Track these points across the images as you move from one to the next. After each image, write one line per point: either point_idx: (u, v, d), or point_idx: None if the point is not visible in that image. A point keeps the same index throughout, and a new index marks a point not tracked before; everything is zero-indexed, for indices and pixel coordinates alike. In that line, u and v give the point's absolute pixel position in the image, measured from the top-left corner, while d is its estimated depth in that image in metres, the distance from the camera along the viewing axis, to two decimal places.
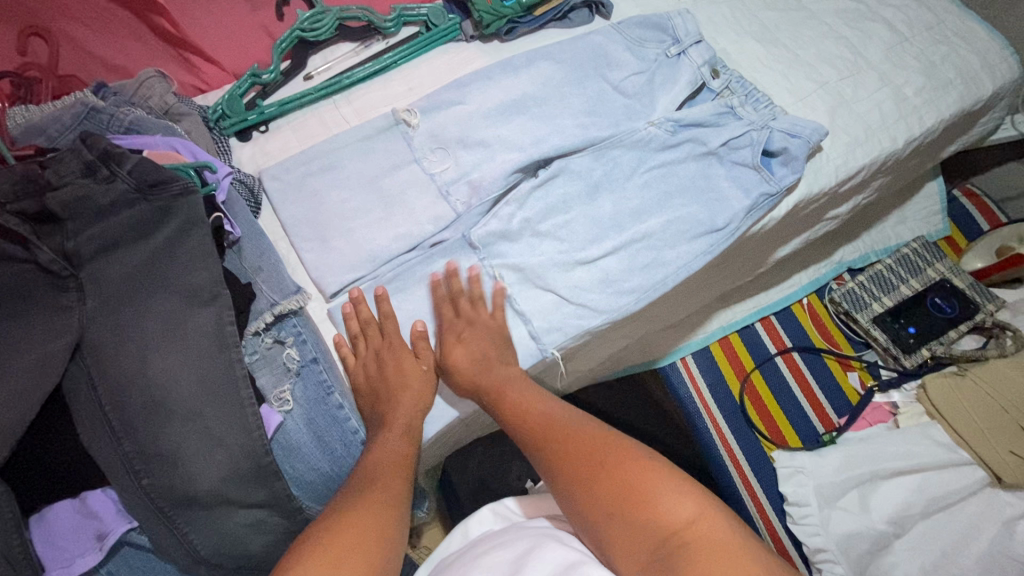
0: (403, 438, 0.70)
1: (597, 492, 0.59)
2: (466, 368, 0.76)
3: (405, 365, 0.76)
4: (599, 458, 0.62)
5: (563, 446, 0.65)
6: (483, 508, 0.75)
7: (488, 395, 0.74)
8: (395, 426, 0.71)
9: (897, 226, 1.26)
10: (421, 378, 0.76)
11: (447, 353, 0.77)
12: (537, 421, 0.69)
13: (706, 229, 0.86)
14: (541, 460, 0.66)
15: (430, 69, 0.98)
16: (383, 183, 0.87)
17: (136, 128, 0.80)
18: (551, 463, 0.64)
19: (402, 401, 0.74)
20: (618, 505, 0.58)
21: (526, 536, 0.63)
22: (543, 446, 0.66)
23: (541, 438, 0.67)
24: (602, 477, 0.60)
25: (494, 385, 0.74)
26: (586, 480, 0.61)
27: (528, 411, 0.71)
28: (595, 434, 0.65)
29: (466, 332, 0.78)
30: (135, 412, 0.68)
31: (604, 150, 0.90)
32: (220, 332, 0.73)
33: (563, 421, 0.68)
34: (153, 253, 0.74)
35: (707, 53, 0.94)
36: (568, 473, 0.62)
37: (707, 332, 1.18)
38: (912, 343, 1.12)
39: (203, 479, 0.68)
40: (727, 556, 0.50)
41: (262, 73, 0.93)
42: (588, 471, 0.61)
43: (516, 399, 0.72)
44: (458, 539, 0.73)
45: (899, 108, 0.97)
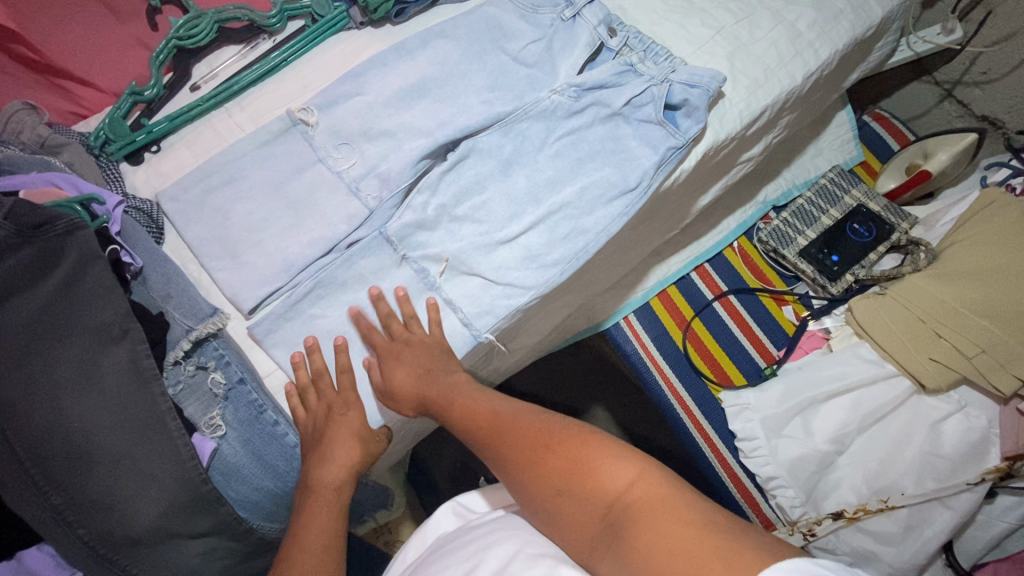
0: (328, 509, 0.67)
1: (542, 476, 0.61)
2: (407, 387, 0.75)
3: (348, 420, 0.73)
4: (541, 444, 0.63)
5: (507, 439, 0.66)
6: (439, 510, 0.74)
7: (436, 405, 0.73)
8: (322, 492, 0.69)
9: (815, 158, 1.30)
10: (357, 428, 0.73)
11: (387, 372, 0.76)
12: (481, 419, 0.69)
13: (620, 191, 0.87)
14: (489, 457, 0.66)
15: (323, 63, 0.94)
16: (290, 189, 0.84)
17: (8, 167, 0.77)
18: (497, 459, 0.65)
19: (333, 460, 0.70)
20: (562, 483, 0.59)
21: (476, 535, 0.64)
22: (488, 445, 0.67)
23: (487, 436, 0.67)
24: (545, 461, 0.61)
25: (439, 398, 0.73)
26: (531, 468, 0.62)
27: (473, 413, 0.70)
28: (535, 423, 0.66)
29: (403, 348, 0.77)
30: (59, 463, 0.66)
31: (511, 124, 0.89)
32: (137, 367, 0.70)
33: (505, 415, 0.68)
34: (51, 296, 0.70)
35: (601, 12, 0.93)
36: (514, 464, 0.63)
37: (646, 288, 1.21)
38: (837, 270, 1.16)
39: (143, 518, 0.67)
40: (660, 505, 0.51)
41: (144, 90, 0.87)
42: (532, 458, 0.62)
43: (459, 402, 0.72)
44: (416, 544, 0.73)
45: (794, 44, 0.98)
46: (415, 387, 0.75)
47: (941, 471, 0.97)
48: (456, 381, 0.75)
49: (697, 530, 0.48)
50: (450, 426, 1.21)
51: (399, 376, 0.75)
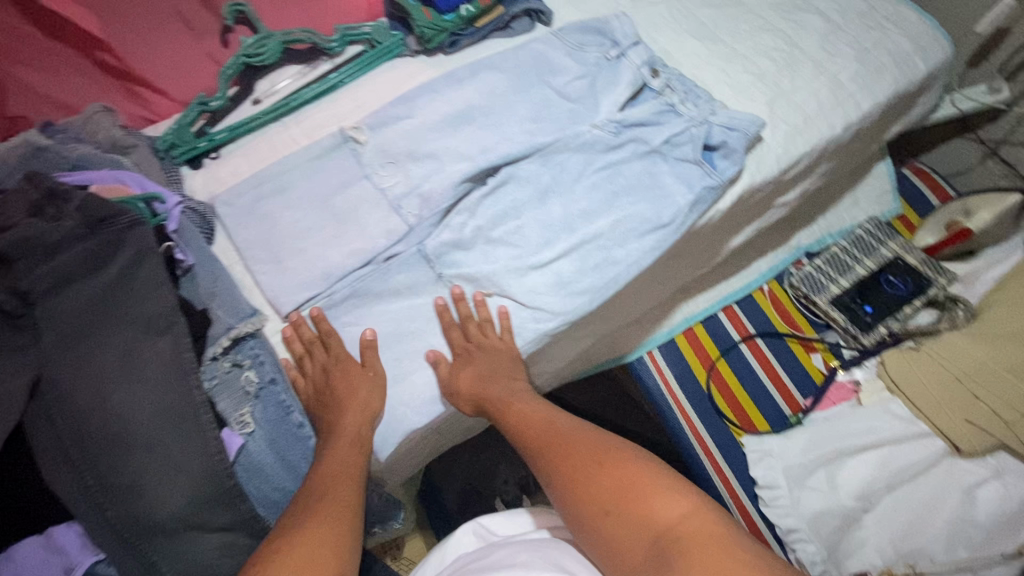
0: (348, 447, 0.72)
1: (594, 494, 0.61)
2: (469, 386, 0.78)
3: (351, 375, 0.77)
4: (595, 461, 0.64)
5: (564, 451, 0.67)
6: (461, 528, 0.74)
7: (494, 406, 0.78)
8: (344, 435, 0.73)
9: (851, 208, 1.30)
10: (366, 387, 0.77)
11: (456, 373, 0.80)
12: (541, 429, 0.71)
13: (653, 226, 0.88)
14: (542, 467, 0.68)
15: (376, 86, 1.00)
16: (336, 202, 0.88)
17: (83, 164, 0.81)
18: (548, 469, 0.67)
19: (349, 404, 0.75)
20: (614, 505, 0.59)
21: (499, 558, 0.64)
22: (541, 453, 0.69)
23: (544, 445, 0.69)
24: (599, 478, 0.62)
25: (503, 399, 0.78)
26: (583, 484, 0.62)
27: (531, 422, 0.73)
28: (591, 441, 0.67)
29: (475, 354, 0.80)
30: (97, 445, 0.69)
31: (550, 154, 0.92)
32: (178, 359, 0.74)
33: (563, 428, 0.70)
34: (108, 286, 0.75)
35: (646, 54, 0.97)
36: (567, 476, 0.64)
37: (672, 324, 1.21)
38: (870, 322, 1.14)
39: (167, 506, 0.69)
40: (717, 544, 0.52)
41: (210, 100, 0.94)
42: (587, 472, 0.63)
43: (520, 411, 0.76)
44: (436, 561, 0.73)
45: (836, 95, 1.00)
46: (476, 390, 0.78)
47: (975, 540, 0.89)
48: (514, 393, 0.79)
49: (754, 573, 0.49)
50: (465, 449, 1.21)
51: (464, 375, 0.79)
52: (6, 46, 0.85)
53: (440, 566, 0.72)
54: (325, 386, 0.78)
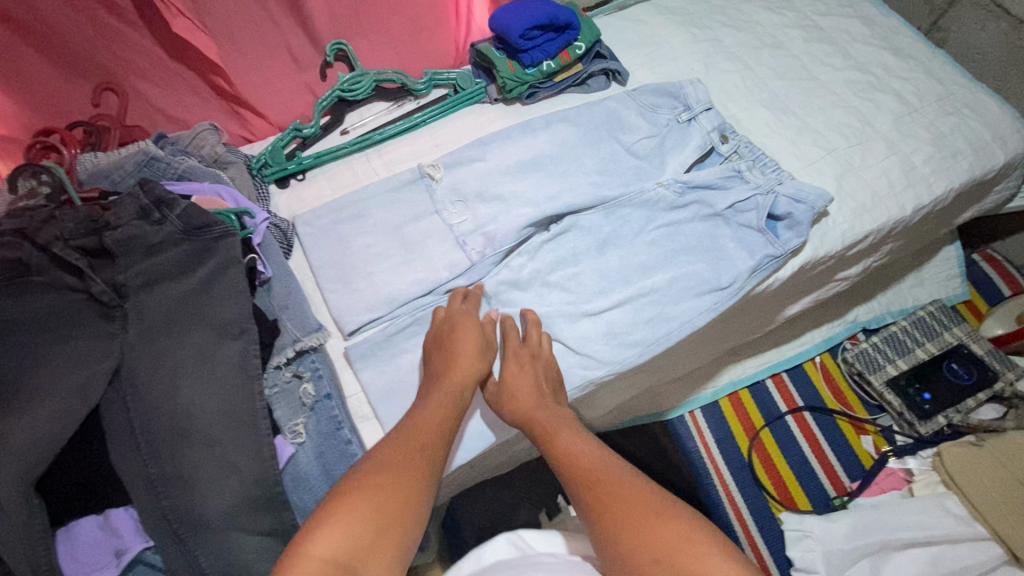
0: (444, 403, 0.73)
1: (643, 540, 0.56)
2: (529, 399, 0.77)
3: (469, 324, 0.81)
4: (646, 512, 0.59)
5: (611, 492, 0.62)
6: (498, 536, 0.74)
7: (540, 428, 0.74)
8: (451, 385, 0.75)
9: (914, 288, 1.26)
10: (475, 334, 0.81)
11: (507, 375, 0.79)
12: (588, 465, 0.67)
13: (710, 287, 0.89)
14: (585, 505, 0.63)
15: (455, 128, 1.06)
16: (406, 232, 0.94)
17: (188, 176, 0.89)
18: (593, 508, 0.62)
19: (466, 355, 0.78)
20: (666, 554, 0.55)
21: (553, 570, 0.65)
22: (587, 489, 0.64)
23: (591, 482, 0.64)
24: (651, 526, 0.57)
25: (546, 424, 0.74)
26: (632, 530, 0.58)
27: (575, 455, 0.69)
28: (642, 491, 0.62)
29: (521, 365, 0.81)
30: (162, 436, 0.74)
31: (613, 208, 0.95)
32: (244, 364, 0.79)
33: (612, 467, 0.66)
34: (192, 288, 0.81)
35: (716, 120, 0.99)
36: (614, 514, 0.60)
37: (717, 386, 1.18)
38: (928, 410, 1.10)
39: (216, 504, 0.72)
40: None
41: (304, 128, 1.02)
42: (636, 517, 0.58)
43: (565, 442, 0.71)
44: (470, 563, 0.72)
45: (907, 176, 1.00)
46: (528, 406, 0.76)
47: None
48: (564, 418, 0.76)
49: None
50: (488, 484, 1.21)
51: (521, 393, 0.78)
52: (137, 64, 0.95)
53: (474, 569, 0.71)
54: (445, 336, 0.81)
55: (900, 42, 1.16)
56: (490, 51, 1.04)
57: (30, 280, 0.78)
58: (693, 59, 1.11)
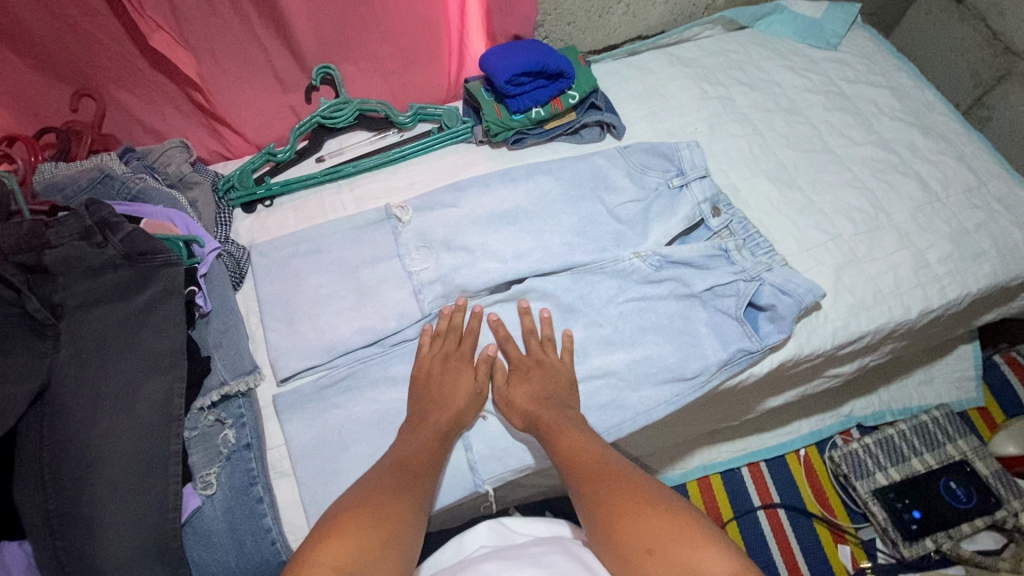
0: (432, 441, 0.73)
1: (639, 530, 0.59)
2: (525, 402, 0.76)
3: (461, 377, 0.78)
4: (644, 504, 0.62)
5: (611, 486, 0.65)
6: (481, 522, 0.75)
7: (542, 425, 0.74)
8: (428, 428, 0.74)
9: (921, 385, 1.15)
10: (470, 391, 0.78)
11: (510, 388, 0.79)
12: (588, 460, 0.68)
13: (674, 376, 0.81)
14: (585, 496, 0.65)
15: (434, 167, 1.01)
16: (362, 275, 0.89)
17: (143, 197, 0.86)
18: (590, 500, 0.65)
19: (451, 405, 0.76)
20: (658, 544, 0.58)
21: (537, 555, 0.65)
22: (588, 483, 0.66)
23: (592, 476, 0.67)
24: (646, 518, 0.60)
25: (553, 423, 0.73)
26: (629, 522, 0.60)
27: (578, 448, 0.70)
28: (641, 485, 0.64)
29: (532, 370, 0.79)
30: (68, 472, 0.71)
31: (584, 274, 0.88)
32: (167, 403, 0.76)
33: (613, 462, 0.68)
34: (127, 316, 0.78)
35: (710, 190, 0.92)
36: (609, 507, 0.63)
37: (687, 467, 1.09)
38: (915, 530, 0.99)
39: (109, 552, 0.69)
40: None
41: (277, 153, 0.98)
42: (632, 510, 0.61)
43: (567, 435, 0.72)
44: (451, 551, 0.73)
45: (917, 274, 0.90)
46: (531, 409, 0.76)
47: None
48: (568, 416, 0.75)
49: None
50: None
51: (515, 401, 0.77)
52: (115, 72, 0.92)
53: (455, 556, 0.72)
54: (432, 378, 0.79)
55: (933, 120, 1.06)
56: (478, 91, 0.99)
57: None
58: (698, 118, 1.04)
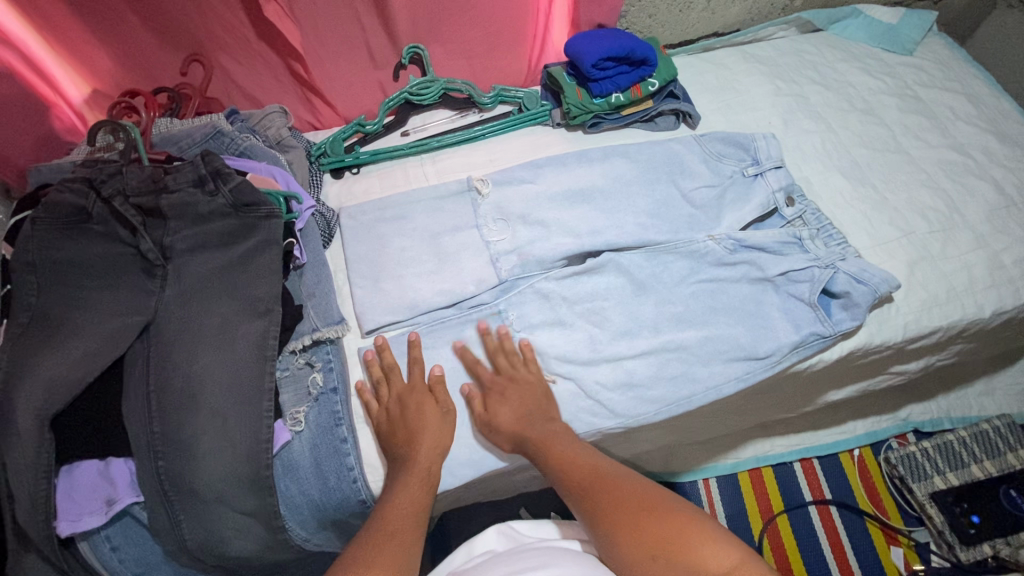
0: (420, 485, 0.71)
1: (640, 537, 0.61)
2: (510, 424, 0.77)
3: (426, 407, 0.78)
4: (641, 510, 0.64)
5: (607, 496, 0.66)
6: (490, 528, 0.78)
7: (535, 442, 0.75)
8: (416, 471, 0.73)
9: (981, 395, 1.14)
10: (437, 419, 0.77)
11: (491, 412, 0.78)
12: (581, 471, 0.70)
13: (745, 355, 0.83)
14: (584, 508, 0.67)
15: (512, 146, 1.06)
16: (443, 241, 0.94)
17: (248, 154, 0.93)
18: (589, 511, 0.66)
19: (422, 445, 0.75)
20: (662, 548, 0.60)
21: (540, 554, 0.67)
22: (584, 496, 0.68)
23: (585, 489, 0.68)
24: (647, 524, 0.62)
25: (543, 441, 0.74)
26: (629, 530, 0.62)
27: (570, 460, 0.71)
28: (636, 491, 0.67)
29: (506, 386, 0.80)
30: (172, 399, 0.75)
31: (657, 252, 0.91)
32: (263, 344, 0.81)
33: (606, 469, 0.70)
34: (230, 262, 0.84)
35: (785, 180, 0.94)
36: (607, 517, 0.64)
37: (739, 458, 1.10)
38: (973, 535, 0.98)
39: (206, 475, 0.73)
40: None
41: (366, 124, 1.04)
42: (632, 519, 0.63)
43: (559, 451, 0.72)
44: (461, 556, 0.76)
45: (992, 275, 0.90)
46: (520, 430, 0.76)
47: None
48: (555, 431, 0.76)
49: None
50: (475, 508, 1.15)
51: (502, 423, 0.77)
52: (224, 41, 0.99)
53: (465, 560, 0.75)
54: (397, 415, 0.78)
55: (1009, 128, 1.06)
56: (561, 75, 1.03)
57: (90, 228, 0.81)
58: (772, 113, 1.06)
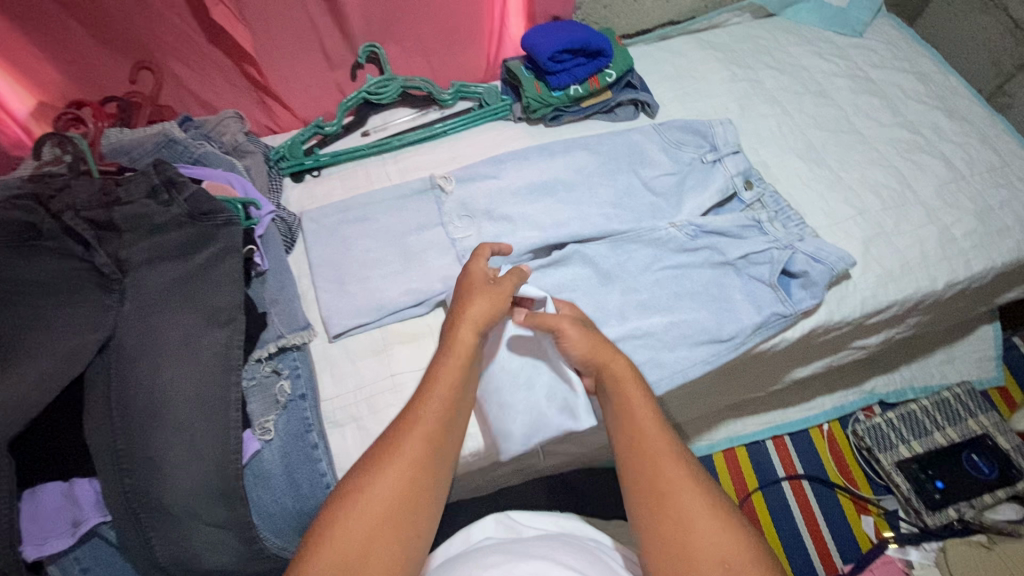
0: (450, 381, 0.70)
1: (712, 539, 0.58)
2: (586, 342, 0.75)
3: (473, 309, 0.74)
4: (710, 511, 0.60)
5: (678, 482, 0.63)
6: (488, 516, 0.80)
7: (614, 391, 0.72)
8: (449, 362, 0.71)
9: (943, 364, 1.18)
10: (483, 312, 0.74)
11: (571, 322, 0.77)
12: (660, 440, 0.66)
13: (709, 338, 0.84)
14: (649, 480, 0.64)
15: (474, 142, 1.05)
16: (407, 240, 0.93)
17: (203, 161, 0.91)
18: (654, 484, 0.63)
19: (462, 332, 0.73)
20: (729, 555, 0.57)
21: (541, 543, 0.69)
22: (653, 469, 0.64)
23: (654, 462, 0.64)
24: (716, 527, 0.59)
25: (620, 384, 0.72)
26: (695, 526, 0.59)
27: (654, 425, 0.67)
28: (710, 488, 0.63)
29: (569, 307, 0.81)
30: (136, 415, 0.74)
31: (621, 242, 0.91)
32: (227, 354, 0.80)
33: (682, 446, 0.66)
34: (190, 272, 0.82)
35: (742, 164, 0.95)
36: (670, 502, 0.61)
37: (713, 439, 1.12)
38: (938, 500, 1.02)
39: (175, 489, 0.72)
40: None
41: (325, 125, 1.02)
42: (701, 515, 0.60)
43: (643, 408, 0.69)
44: (458, 542, 0.78)
45: (944, 248, 0.93)
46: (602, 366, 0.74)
47: None
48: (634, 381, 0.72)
49: None
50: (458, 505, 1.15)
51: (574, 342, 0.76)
52: (174, 46, 0.96)
53: (463, 547, 0.77)
54: (455, 305, 0.76)
55: (957, 104, 1.09)
56: (519, 69, 1.03)
57: (40, 244, 0.78)
58: (729, 99, 1.07)
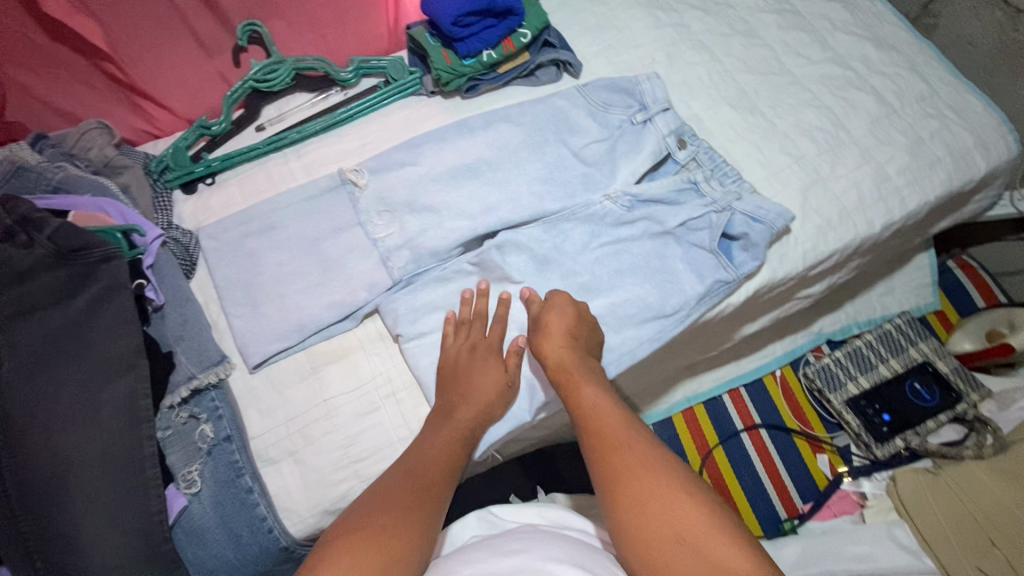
0: (456, 442, 0.69)
1: (664, 516, 0.54)
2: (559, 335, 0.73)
3: (490, 367, 0.75)
4: (662, 485, 0.56)
5: (627, 459, 0.60)
6: (469, 513, 0.77)
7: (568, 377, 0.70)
8: (456, 427, 0.70)
9: (883, 296, 1.20)
10: (496, 381, 0.74)
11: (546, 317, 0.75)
12: (610, 420, 0.64)
13: (655, 314, 0.81)
14: (604, 461, 0.61)
15: (385, 125, 0.95)
16: (323, 248, 0.84)
17: (65, 187, 0.79)
18: (607, 466, 0.60)
19: (473, 400, 0.72)
20: (685, 530, 0.53)
21: (524, 535, 0.66)
22: (605, 450, 0.62)
23: (606, 443, 0.62)
24: (668, 502, 0.55)
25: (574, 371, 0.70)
26: (647, 504, 0.56)
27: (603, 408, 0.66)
28: (662, 462, 0.59)
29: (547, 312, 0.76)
30: (35, 492, 0.65)
31: (554, 223, 0.85)
32: (133, 406, 0.70)
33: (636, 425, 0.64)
34: (72, 319, 0.72)
35: (674, 122, 0.89)
36: (623, 481, 0.58)
37: (672, 401, 1.12)
38: (886, 432, 1.05)
39: (96, 567, 0.65)
40: None
41: (211, 124, 0.91)
42: (654, 491, 0.56)
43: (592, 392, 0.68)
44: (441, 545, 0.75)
45: (879, 188, 0.91)
46: (559, 356, 0.72)
47: None
48: (591, 366, 0.71)
49: None
50: None
51: (553, 331, 0.74)
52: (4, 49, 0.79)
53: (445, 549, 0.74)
54: (459, 366, 0.75)
55: (884, 32, 1.05)
56: (423, 37, 0.93)
57: None
58: (654, 48, 1.00)
